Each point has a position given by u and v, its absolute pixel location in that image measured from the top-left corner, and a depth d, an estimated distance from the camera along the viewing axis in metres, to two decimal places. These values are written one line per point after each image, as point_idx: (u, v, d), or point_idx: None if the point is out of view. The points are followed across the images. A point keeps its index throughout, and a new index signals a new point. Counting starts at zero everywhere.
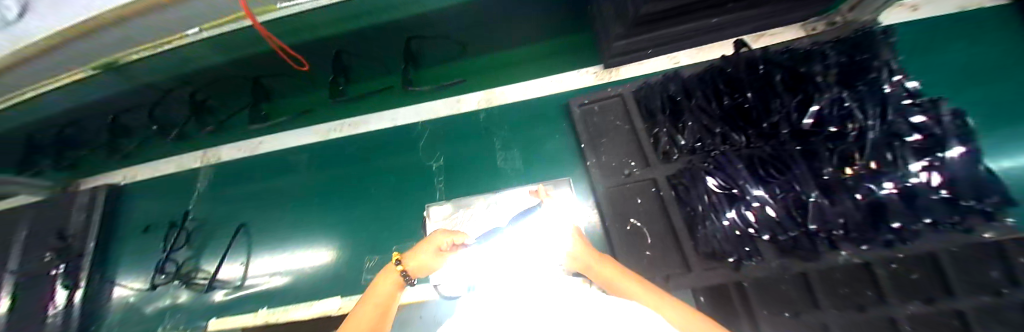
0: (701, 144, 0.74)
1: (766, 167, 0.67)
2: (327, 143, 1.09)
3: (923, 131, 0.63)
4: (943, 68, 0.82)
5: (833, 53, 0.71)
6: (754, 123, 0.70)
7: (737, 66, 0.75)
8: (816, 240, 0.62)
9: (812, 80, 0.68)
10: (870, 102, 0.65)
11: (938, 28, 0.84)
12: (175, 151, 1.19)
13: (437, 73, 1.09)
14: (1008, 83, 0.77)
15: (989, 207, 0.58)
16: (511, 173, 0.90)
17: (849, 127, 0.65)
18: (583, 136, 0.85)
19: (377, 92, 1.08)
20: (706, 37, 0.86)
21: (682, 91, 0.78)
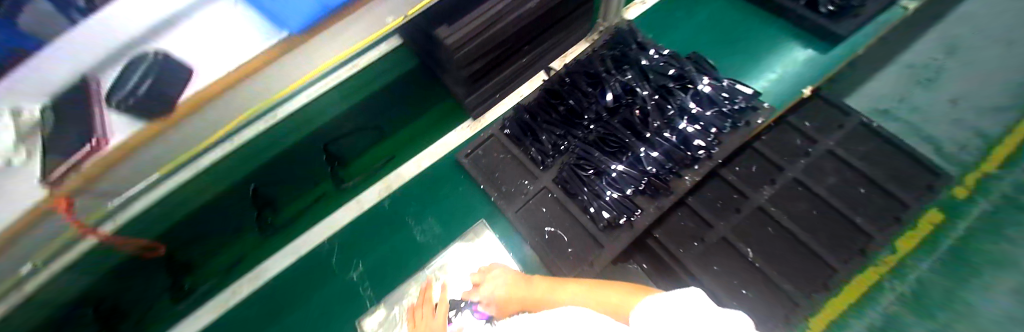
0: (561, 148, 0.89)
1: (606, 144, 0.85)
2: (229, 321, 0.90)
3: (679, 76, 0.86)
4: (685, 30, 1.14)
5: (604, 52, 0.93)
6: (583, 118, 0.88)
7: (554, 83, 0.92)
8: (663, 177, 0.80)
9: (599, 73, 0.89)
10: (641, 72, 0.87)
11: (669, 8, 1.18)
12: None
13: (370, 159, 1.04)
14: (721, 26, 1.14)
15: (750, 103, 0.82)
16: (435, 244, 0.94)
17: (638, 94, 0.85)
18: (480, 177, 0.94)
19: (318, 201, 0.99)
20: (533, 70, 1.04)
21: (527, 115, 0.93)
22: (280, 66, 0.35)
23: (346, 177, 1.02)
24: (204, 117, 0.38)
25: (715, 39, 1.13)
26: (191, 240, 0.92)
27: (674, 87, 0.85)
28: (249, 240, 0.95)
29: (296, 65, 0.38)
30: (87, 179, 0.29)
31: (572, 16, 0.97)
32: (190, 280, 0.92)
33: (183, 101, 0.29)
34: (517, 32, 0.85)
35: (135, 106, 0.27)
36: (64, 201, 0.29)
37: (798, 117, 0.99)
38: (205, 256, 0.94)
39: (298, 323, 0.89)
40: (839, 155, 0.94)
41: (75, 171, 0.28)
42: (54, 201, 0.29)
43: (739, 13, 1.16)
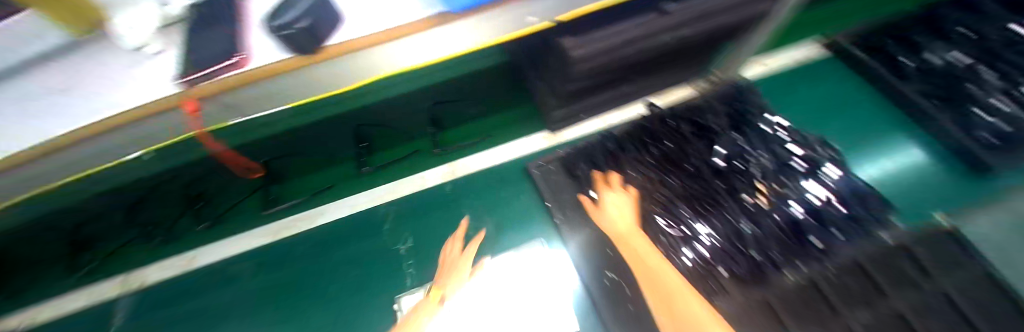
0: (646, 192, 0.82)
1: (701, 205, 0.78)
2: (279, 244, 1.03)
3: (802, 158, 0.79)
4: (797, 102, 1.06)
5: (718, 104, 0.88)
6: (681, 167, 0.82)
7: (653, 122, 0.88)
8: (761, 266, 0.71)
9: (711, 126, 0.83)
10: (761, 140, 0.81)
11: (789, 76, 1.10)
12: (69, 290, 1.00)
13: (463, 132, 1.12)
14: (838, 110, 1.04)
15: (872, 213, 0.74)
16: (485, 243, 0.94)
17: (752, 160, 0.79)
18: (547, 194, 0.93)
19: (412, 155, 1.09)
20: (627, 100, 1.01)
21: (616, 146, 0.89)
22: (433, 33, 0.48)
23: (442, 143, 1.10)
24: (354, 62, 0.50)
25: (842, 126, 1.02)
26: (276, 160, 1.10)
27: (794, 166, 0.78)
28: (337, 172, 1.09)
29: (416, 51, 0.53)
30: (230, 85, 0.41)
31: (692, 60, 0.91)
32: (277, 187, 1.08)
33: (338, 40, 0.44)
34: (636, 62, 0.80)
35: (294, 41, 0.41)
36: (206, 95, 0.39)
37: (915, 240, 0.72)
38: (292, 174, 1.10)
39: (333, 268, 0.98)
40: (954, 300, 0.64)
41: (217, 79, 0.40)
42: (188, 89, 0.38)
43: (864, 100, 1.05)
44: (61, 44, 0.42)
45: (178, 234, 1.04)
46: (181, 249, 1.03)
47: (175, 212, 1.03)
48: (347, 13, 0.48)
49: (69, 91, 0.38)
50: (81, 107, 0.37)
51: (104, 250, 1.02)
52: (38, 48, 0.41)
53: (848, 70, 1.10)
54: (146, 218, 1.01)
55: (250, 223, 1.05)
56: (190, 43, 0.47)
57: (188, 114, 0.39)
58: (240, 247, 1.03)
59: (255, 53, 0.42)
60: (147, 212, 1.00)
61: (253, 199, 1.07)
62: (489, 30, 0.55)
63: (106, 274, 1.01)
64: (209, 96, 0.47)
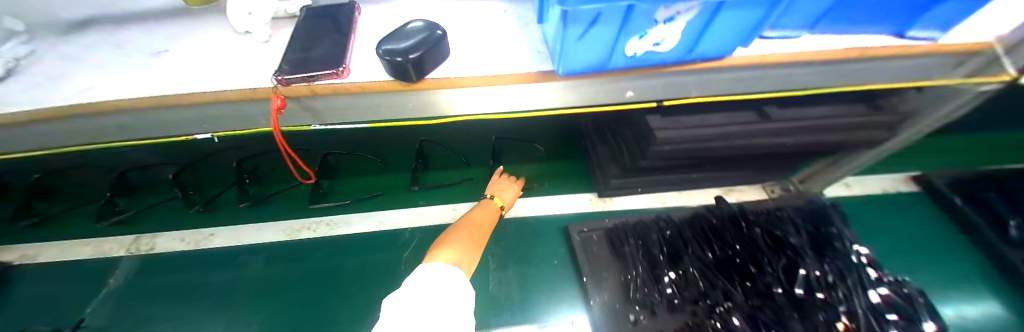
0: (704, 297, 0.72)
1: (771, 331, 0.66)
2: (296, 243, 0.99)
3: (896, 309, 0.68)
4: (878, 231, 0.95)
5: (799, 219, 0.81)
6: (750, 279, 0.72)
7: (722, 220, 0.82)
8: None
9: (789, 244, 0.75)
10: (848, 272, 0.71)
11: (870, 204, 1.01)
12: (89, 235, 1.00)
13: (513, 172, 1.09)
14: (927, 250, 0.93)
15: None
16: (505, 302, 0.84)
17: (835, 295, 0.69)
18: (585, 267, 0.82)
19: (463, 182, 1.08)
20: (688, 185, 0.96)
21: (675, 235, 0.82)
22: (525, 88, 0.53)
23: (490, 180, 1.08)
24: (440, 96, 0.54)
25: (936, 273, 0.88)
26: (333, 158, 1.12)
27: (889, 317, 0.66)
28: (387, 181, 1.09)
29: (484, 103, 0.56)
30: (325, 89, 0.49)
31: (771, 164, 0.87)
32: (327, 182, 1.09)
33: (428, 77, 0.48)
34: (720, 156, 0.78)
35: (398, 70, 0.47)
36: (299, 90, 0.48)
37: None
38: (342, 174, 1.11)
39: (338, 283, 0.92)
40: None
41: (312, 82, 0.48)
42: (282, 85, 0.47)
43: (956, 246, 0.94)
44: (213, 24, 0.58)
45: (219, 206, 1.04)
46: (206, 224, 1.02)
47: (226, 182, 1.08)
48: (456, 53, 0.52)
49: (246, 59, 0.52)
50: (234, 77, 0.50)
51: (141, 206, 1.04)
52: (219, 27, 0.57)
53: (937, 212, 1.01)
54: (197, 180, 1.08)
55: (280, 213, 1.04)
56: (314, 49, 0.51)
57: (274, 104, 0.48)
58: (256, 237, 1.00)
59: (355, 70, 0.50)
60: (204, 172, 1.09)
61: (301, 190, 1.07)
62: (577, 96, 0.56)
63: (128, 228, 1.01)
64: (299, 94, 0.49)
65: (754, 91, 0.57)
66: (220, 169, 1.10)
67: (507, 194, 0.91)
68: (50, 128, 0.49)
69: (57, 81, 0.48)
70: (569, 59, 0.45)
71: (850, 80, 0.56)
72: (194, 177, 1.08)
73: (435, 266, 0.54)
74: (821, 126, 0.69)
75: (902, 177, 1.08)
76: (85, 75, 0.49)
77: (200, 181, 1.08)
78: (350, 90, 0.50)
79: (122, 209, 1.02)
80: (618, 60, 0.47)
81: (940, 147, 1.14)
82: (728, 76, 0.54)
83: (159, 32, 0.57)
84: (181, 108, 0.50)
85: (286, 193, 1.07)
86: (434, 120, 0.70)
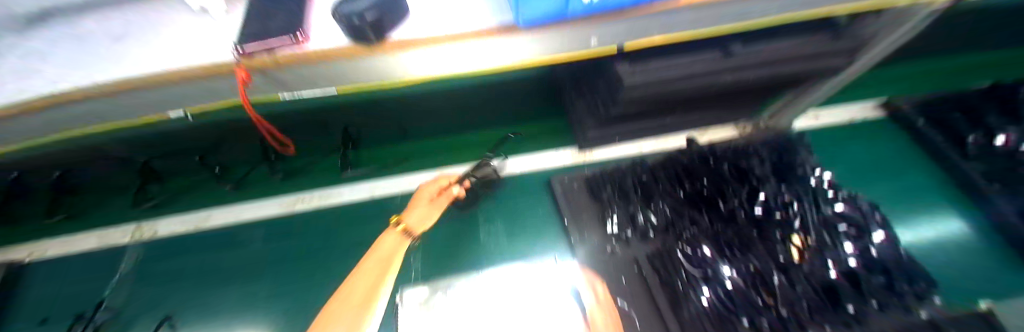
0: (670, 225, 0.80)
1: (733, 249, 0.74)
2: (293, 216, 1.03)
3: (850, 221, 0.75)
4: (843, 159, 1.01)
5: (766, 151, 0.85)
6: (714, 207, 0.79)
7: (693, 158, 0.86)
8: (788, 324, 0.65)
9: (753, 173, 0.80)
10: (804, 193, 0.77)
11: (837, 133, 1.06)
12: (94, 227, 1.03)
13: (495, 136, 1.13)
14: (890, 172, 0.98)
15: (918, 290, 0.68)
16: (493, 250, 0.91)
17: (791, 212, 0.75)
18: (566, 212, 0.90)
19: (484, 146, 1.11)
20: (665, 131, 1.00)
21: (649, 176, 0.87)
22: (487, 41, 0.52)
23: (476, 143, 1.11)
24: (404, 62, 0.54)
25: (895, 190, 0.94)
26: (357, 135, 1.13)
27: (840, 229, 0.73)
28: (414, 161, 1.12)
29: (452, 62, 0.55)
30: (285, 59, 0.49)
31: (740, 102, 0.91)
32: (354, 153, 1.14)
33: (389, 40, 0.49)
34: (688, 96, 0.80)
35: (353, 32, 0.48)
36: (263, 62, 0.48)
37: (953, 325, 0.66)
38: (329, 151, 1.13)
39: (339, 247, 0.97)
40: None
41: (275, 53, 0.48)
42: (244, 58, 0.47)
43: (917, 166, 0.99)
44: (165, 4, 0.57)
45: (251, 182, 1.09)
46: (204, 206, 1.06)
47: (251, 162, 1.11)
48: (416, 13, 0.52)
49: (203, 36, 0.52)
50: (192, 54, 0.50)
51: (174, 189, 1.09)
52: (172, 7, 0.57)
53: (903, 136, 1.05)
54: (221, 162, 1.09)
55: (273, 190, 1.08)
56: (272, 18, 0.51)
57: (239, 77, 0.48)
58: (256, 212, 1.04)
59: (314, 38, 0.50)
60: (226, 153, 1.09)
61: (329, 163, 1.12)
62: (542, 48, 0.57)
63: (131, 217, 1.05)
64: (263, 66, 0.49)
65: (714, 29, 0.58)
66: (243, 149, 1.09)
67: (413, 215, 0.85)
68: (24, 125, 0.49)
69: (18, 75, 0.48)
70: (529, 8, 0.46)
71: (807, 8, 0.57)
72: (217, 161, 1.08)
73: None
74: (784, 58, 0.71)
75: (870, 106, 1.12)
76: (44, 67, 0.49)
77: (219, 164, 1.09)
78: (313, 60, 0.49)
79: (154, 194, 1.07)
80: (576, 7, 0.48)
81: (908, 74, 1.17)
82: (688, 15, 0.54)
83: (112, 16, 0.56)
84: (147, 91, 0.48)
85: (298, 171, 1.11)
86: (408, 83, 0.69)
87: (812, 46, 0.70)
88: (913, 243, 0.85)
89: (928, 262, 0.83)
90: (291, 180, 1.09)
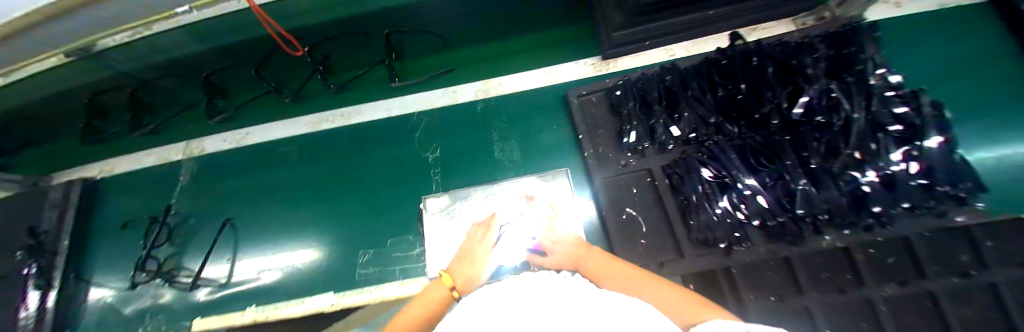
0: (693, 135, 0.75)
1: (760, 158, 0.69)
2: (316, 133, 1.06)
3: (906, 122, 0.66)
4: (920, 57, 0.84)
5: (823, 46, 0.72)
6: (746, 114, 0.71)
7: (732, 57, 0.75)
8: (802, 224, 0.66)
9: (802, 72, 0.69)
10: (858, 93, 0.66)
11: (920, 25, 0.87)
12: (141, 146, 1.13)
13: (506, 46, 1.02)
14: (974, 73, 0.82)
15: (962, 192, 0.65)
16: (508, 165, 0.92)
17: (839, 114, 0.66)
18: (581, 127, 0.85)
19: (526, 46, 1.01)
20: (703, 30, 0.86)
21: (676, 81, 0.78)
22: None
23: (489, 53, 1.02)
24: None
25: (977, 94, 0.80)
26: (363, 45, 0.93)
27: (889, 128, 0.65)
28: (459, 56, 1.03)
29: None
30: None
31: None
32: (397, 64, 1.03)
33: None
34: None
35: None
36: None
37: (984, 230, 0.64)
38: None
39: (362, 162, 1.01)
40: (1001, 294, 0.59)
41: None
42: None
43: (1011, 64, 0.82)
44: None
45: (308, 94, 1.07)
46: (238, 125, 1.10)
47: (300, 74, 1.01)
48: None
49: None
50: None
51: (237, 103, 1.07)
52: None
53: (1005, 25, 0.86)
54: (221, 82, 0.99)
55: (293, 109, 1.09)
56: None
57: None
58: (282, 131, 1.08)
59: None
60: (276, 70, 0.98)
61: (379, 72, 1.04)
62: None
63: (167, 138, 1.13)
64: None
65: None
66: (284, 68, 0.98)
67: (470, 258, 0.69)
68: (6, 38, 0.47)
69: None
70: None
71: None
72: (220, 79, 0.97)
73: None
74: None
75: None
76: None
77: (223, 84, 1.00)
78: None
79: (224, 108, 1.07)
80: None
81: None
82: None
83: None
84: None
85: (351, 84, 1.05)
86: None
87: None
88: (982, 153, 0.74)
89: (999, 172, 0.72)
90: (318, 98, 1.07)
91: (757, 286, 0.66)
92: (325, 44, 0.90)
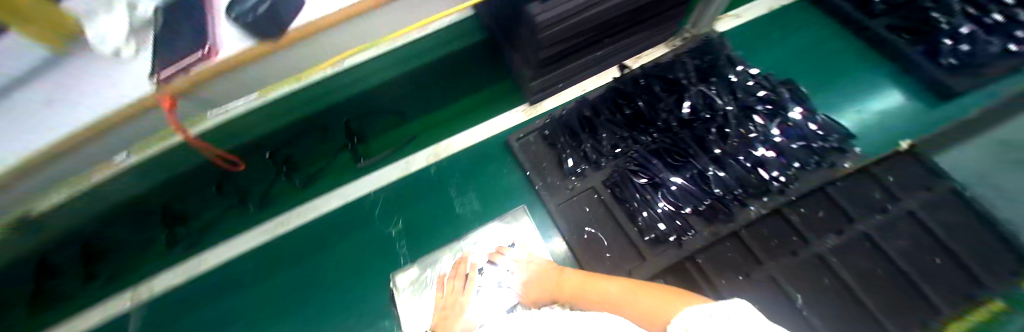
0: (618, 150, 0.85)
1: (673, 156, 0.80)
2: (271, 239, 1.03)
3: (769, 101, 0.82)
4: (772, 48, 1.06)
5: (689, 60, 0.89)
6: (650, 123, 0.83)
7: (626, 84, 0.90)
8: (727, 202, 0.76)
9: (678, 82, 0.85)
10: (725, 88, 0.82)
11: (764, 25, 1.10)
12: (63, 316, 0.97)
13: (445, 114, 1.12)
14: (812, 50, 1.05)
15: (837, 144, 0.80)
16: (471, 216, 0.97)
17: (718, 109, 0.80)
18: (527, 164, 0.94)
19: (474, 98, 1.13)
20: (602, 65, 1.02)
21: (591, 112, 0.90)
22: (384, 13, 0.44)
23: (433, 123, 1.12)
24: (330, 38, 0.45)
25: (821, 65, 1.02)
26: (324, 139, 1.12)
27: (756, 109, 0.80)
28: (413, 126, 1.12)
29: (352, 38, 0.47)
30: (211, 73, 0.39)
31: (662, 18, 0.93)
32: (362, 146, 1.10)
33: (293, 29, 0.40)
34: (604, 22, 0.82)
35: (257, 26, 0.39)
36: (183, 87, 0.39)
37: (882, 169, 0.79)
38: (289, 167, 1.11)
39: (326, 257, 1.00)
40: (920, 219, 0.72)
41: (190, 72, 0.38)
42: (164, 86, 0.38)
43: (834, 39, 1.06)
44: None
45: (279, 195, 1.07)
46: (188, 254, 1.03)
47: (265, 179, 1.08)
48: None
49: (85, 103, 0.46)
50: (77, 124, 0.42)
51: (197, 228, 1.04)
52: None
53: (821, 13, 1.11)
54: (183, 209, 1.06)
55: (251, 220, 1.06)
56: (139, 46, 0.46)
57: (167, 106, 0.39)
58: (231, 248, 1.03)
59: (224, 44, 0.40)
60: (241, 178, 1.09)
61: (342, 158, 1.10)
62: None
63: (94, 298, 0.99)
64: (185, 88, 0.39)
65: None
66: (254, 175, 1.09)
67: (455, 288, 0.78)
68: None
69: None
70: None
71: None
72: (183, 205, 1.05)
73: None
74: None
75: None
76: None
77: (186, 212, 1.06)
78: (230, 67, 0.40)
79: (185, 235, 1.04)
80: None
81: None
82: None
83: None
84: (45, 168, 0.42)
85: (317, 176, 1.08)
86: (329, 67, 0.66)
87: None
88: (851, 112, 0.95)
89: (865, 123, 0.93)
90: (265, 205, 1.06)
91: (723, 269, 0.72)
92: (290, 143, 1.10)
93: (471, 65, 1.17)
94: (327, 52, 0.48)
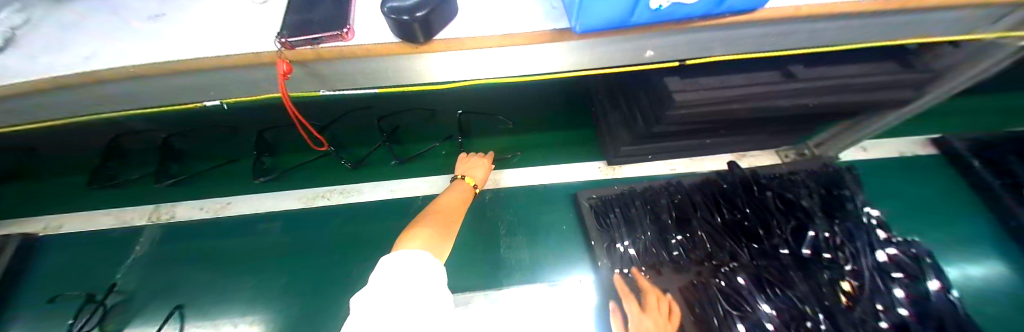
0: (706, 256, 0.76)
1: (774, 288, 0.70)
2: (310, 210, 0.99)
3: (904, 267, 0.70)
4: (890, 195, 0.95)
5: (812, 184, 0.81)
6: (755, 240, 0.74)
7: (734, 184, 0.81)
8: None
9: (800, 205, 0.76)
10: (854, 228, 0.73)
11: (886, 168, 0.99)
12: (112, 203, 1.02)
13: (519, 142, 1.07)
14: (937, 213, 0.92)
15: None
16: (515, 265, 0.86)
17: (841, 255, 0.71)
18: (594, 233, 0.83)
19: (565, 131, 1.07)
20: (700, 152, 0.95)
21: (685, 199, 0.82)
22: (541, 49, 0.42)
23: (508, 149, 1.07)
24: (467, 59, 0.44)
25: (947, 235, 0.88)
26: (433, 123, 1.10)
27: (893, 276, 0.69)
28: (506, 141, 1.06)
29: (512, 65, 0.46)
30: (331, 55, 0.39)
31: (786, 128, 0.85)
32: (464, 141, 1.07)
33: (433, 42, 0.39)
34: (736, 119, 0.74)
35: (403, 29, 0.37)
36: (305, 56, 0.38)
37: None
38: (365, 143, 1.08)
39: (354, 252, 0.93)
40: None
41: (318, 46, 0.38)
42: (287, 49, 0.37)
43: (965, 208, 0.94)
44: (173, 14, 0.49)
45: (372, 163, 1.05)
46: (225, 193, 1.03)
47: (370, 142, 1.07)
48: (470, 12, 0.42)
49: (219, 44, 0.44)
50: (175, 46, 0.37)
51: (287, 165, 1.05)
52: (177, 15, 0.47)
53: (955, 177, 0.99)
54: (276, 141, 1.09)
55: (305, 181, 1.04)
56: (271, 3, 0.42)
57: (279, 70, 0.38)
58: (266, 206, 1.00)
59: (362, 31, 0.40)
60: (343, 131, 1.09)
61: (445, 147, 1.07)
62: (593, 57, 0.46)
63: (147, 196, 1.03)
64: (306, 58, 0.39)
65: (797, 49, 0.48)
66: (359, 131, 1.10)
67: (477, 172, 0.89)
68: (1, 109, 0.39)
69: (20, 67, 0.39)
70: (592, 13, 0.36)
71: (916, 34, 0.46)
72: (275, 137, 1.09)
73: (410, 252, 0.47)
74: (849, 85, 0.64)
75: (922, 140, 1.05)
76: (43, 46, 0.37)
77: (276, 142, 1.09)
78: (359, 55, 0.40)
79: (270, 167, 1.05)
80: (641, 15, 0.37)
81: (964, 109, 1.09)
82: (772, 30, 0.43)
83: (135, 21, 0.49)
84: (153, 81, 0.39)
85: (417, 156, 1.06)
86: (452, 84, 0.62)
87: (883, 74, 0.62)
88: (980, 306, 0.78)
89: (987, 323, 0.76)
90: (322, 175, 1.04)
91: None
92: (399, 116, 1.11)
93: (562, 104, 1.12)
94: (453, 73, 0.47)
